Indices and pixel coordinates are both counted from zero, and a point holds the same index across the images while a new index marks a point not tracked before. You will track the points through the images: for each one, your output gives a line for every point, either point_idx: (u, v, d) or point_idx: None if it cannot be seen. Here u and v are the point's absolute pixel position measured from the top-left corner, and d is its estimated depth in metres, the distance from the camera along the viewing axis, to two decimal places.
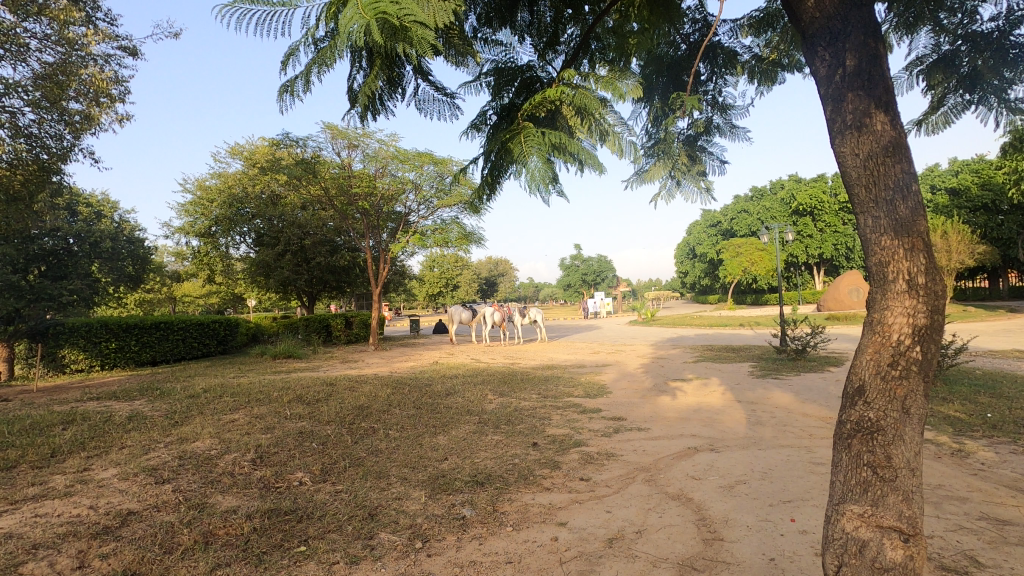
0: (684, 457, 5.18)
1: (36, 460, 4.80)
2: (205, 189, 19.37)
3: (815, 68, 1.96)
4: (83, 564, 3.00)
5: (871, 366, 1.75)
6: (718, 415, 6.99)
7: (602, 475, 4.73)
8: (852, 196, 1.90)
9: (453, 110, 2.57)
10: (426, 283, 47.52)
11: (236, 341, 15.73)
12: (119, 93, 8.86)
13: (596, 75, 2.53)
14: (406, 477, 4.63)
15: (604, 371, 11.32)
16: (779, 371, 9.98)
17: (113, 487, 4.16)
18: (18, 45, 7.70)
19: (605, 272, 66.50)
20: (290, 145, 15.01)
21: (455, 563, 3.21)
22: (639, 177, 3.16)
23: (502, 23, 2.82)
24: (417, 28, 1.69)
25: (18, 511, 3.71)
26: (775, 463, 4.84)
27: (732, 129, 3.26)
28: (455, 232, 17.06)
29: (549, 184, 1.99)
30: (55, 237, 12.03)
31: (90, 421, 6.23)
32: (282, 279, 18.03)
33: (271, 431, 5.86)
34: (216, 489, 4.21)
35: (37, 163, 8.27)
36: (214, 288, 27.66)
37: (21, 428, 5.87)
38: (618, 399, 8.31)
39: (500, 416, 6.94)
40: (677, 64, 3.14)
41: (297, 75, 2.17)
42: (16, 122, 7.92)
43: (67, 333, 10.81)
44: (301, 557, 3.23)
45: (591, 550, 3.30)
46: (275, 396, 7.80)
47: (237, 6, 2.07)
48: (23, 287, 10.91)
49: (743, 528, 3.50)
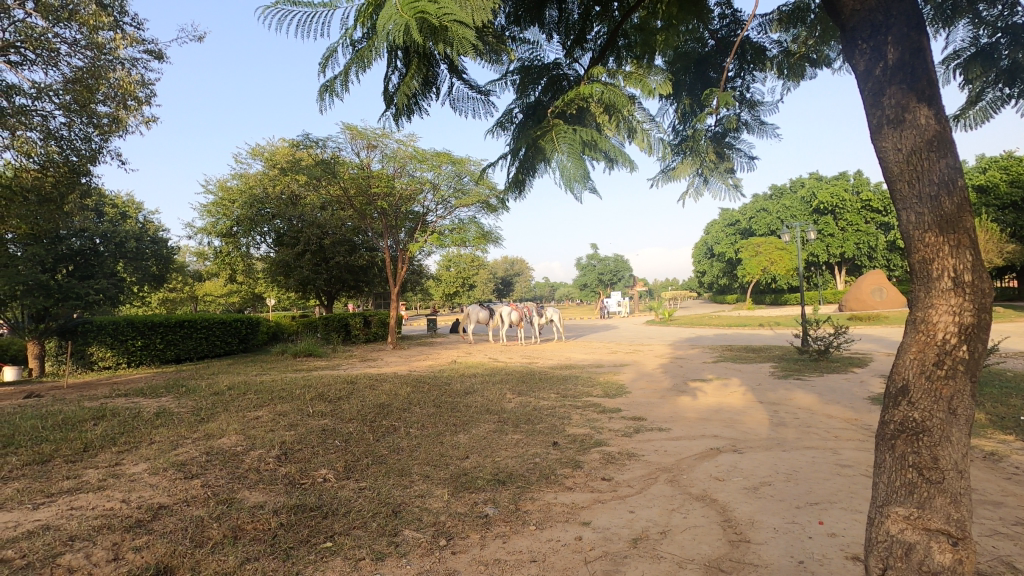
0: (707, 457, 5.13)
1: (69, 455, 4.91)
2: (227, 191, 19.78)
3: (854, 63, 1.93)
4: (117, 556, 3.07)
5: (915, 366, 1.72)
6: (740, 416, 6.90)
7: (624, 475, 4.70)
8: (893, 191, 1.86)
9: (485, 108, 2.57)
10: (443, 283, 47.54)
11: (257, 339, 15.91)
12: (145, 96, 9.05)
13: (624, 72, 2.52)
14: (428, 475, 4.65)
15: (623, 371, 11.26)
16: (801, 372, 9.84)
17: (144, 482, 4.25)
18: (49, 51, 7.88)
19: (622, 271, 66.35)
20: (310, 145, 15.24)
21: (479, 561, 3.22)
22: (666, 174, 3.13)
23: (530, 22, 2.80)
24: (457, 26, 1.69)
25: (55, 504, 3.80)
26: (800, 465, 4.77)
27: (760, 126, 3.20)
28: (473, 231, 17.16)
29: (582, 181, 1.98)
30: (83, 237, 12.20)
31: (120, 417, 6.37)
32: (301, 278, 18.15)
33: (294, 429, 5.93)
34: (243, 484, 4.27)
35: (67, 165, 8.49)
36: (235, 287, 28.09)
37: (54, 423, 6.01)
38: (638, 398, 8.27)
39: (519, 415, 6.95)
40: (704, 60, 3.10)
41: (336, 76, 2.18)
42: (47, 126, 8.12)
43: (95, 331, 11.10)
44: (327, 553, 3.27)
45: (616, 550, 3.28)
46: (297, 394, 7.88)
47: (279, 7, 2.08)
48: (51, 287, 10.96)
49: (769, 530, 3.45)
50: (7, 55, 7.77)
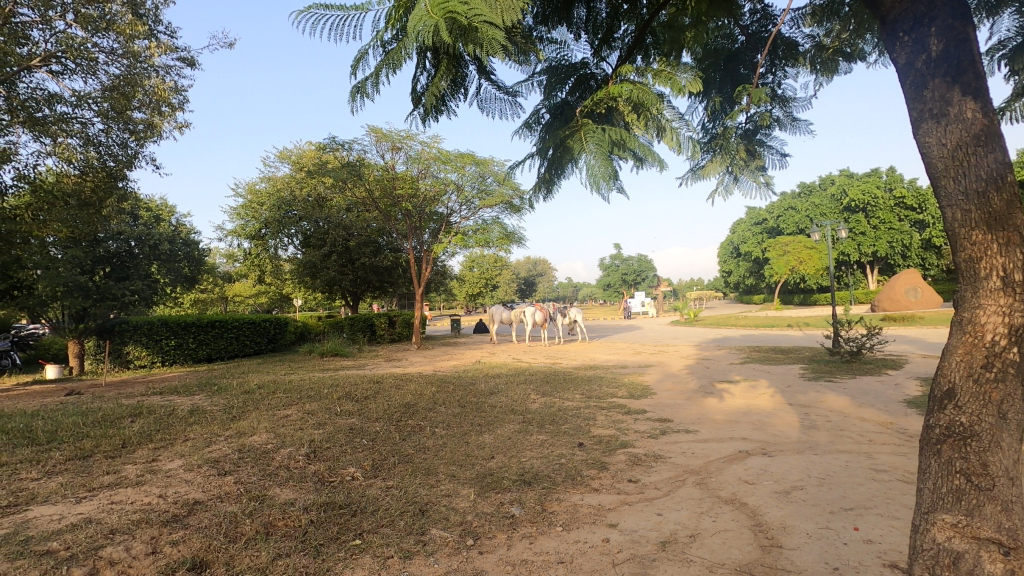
0: (735, 460, 5.05)
1: (109, 451, 5.08)
2: (256, 194, 20.22)
3: (895, 56, 1.88)
4: (155, 550, 3.15)
5: (962, 368, 1.66)
6: (769, 418, 6.77)
7: (651, 477, 4.66)
8: (937, 188, 1.80)
9: (513, 109, 2.57)
10: (466, 283, 47.72)
11: (285, 339, 16.20)
12: (179, 102, 9.28)
13: (653, 70, 2.49)
14: (454, 475, 4.68)
15: (647, 372, 11.14)
16: (832, 374, 9.62)
17: (179, 478, 4.37)
18: (88, 60, 8.18)
19: (646, 271, 65.83)
20: (336, 148, 15.50)
21: (506, 561, 3.22)
22: (694, 173, 3.09)
23: (558, 22, 2.77)
24: (487, 27, 1.69)
25: (96, 498, 3.94)
26: (833, 469, 4.65)
27: (793, 123, 3.13)
28: (497, 232, 17.21)
29: (610, 181, 1.96)
30: (119, 240, 12.35)
31: (155, 415, 6.56)
32: (328, 279, 18.40)
33: (322, 427, 6.03)
34: (274, 482, 4.35)
35: (105, 170, 8.80)
36: (263, 288, 28.60)
37: (95, 420, 6.23)
38: (664, 400, 8.19)
39: (544, 415, 6.95)
40: (734, 56, 3.05)
41: (367, 78, 2.19)
42: (86, 132, 8.41)
43: (131, 330, 11.52)
44: (356, 551, 3.31)
45: (644, 553, 3.25)
46: (325, 393, 8.01)
47: (312, 11, 2.11)
48: (90, 288, 11.28)
49: (802, 536, 3.37)
50: (49, 65, 8.06)
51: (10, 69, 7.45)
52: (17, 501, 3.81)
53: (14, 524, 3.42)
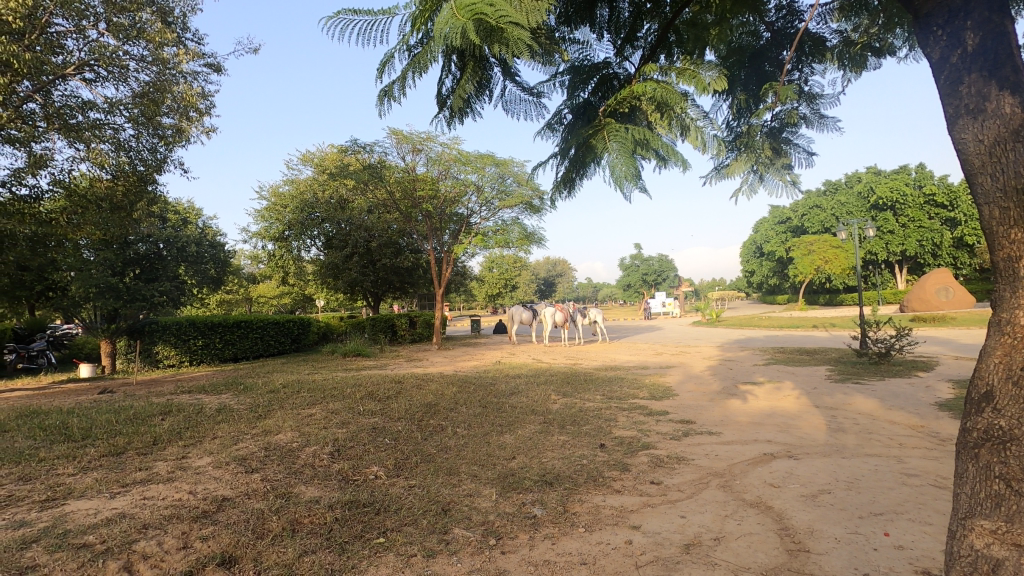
0: (760, 463, 4.98)
1: (141, 447, 5.22)
2: (280, 197, 20.60)
3: (930, 50, 1.84)
4: (186, 544, 3.24)
5: (1000, 370, 1.63)
6: (795, 421, 6.66)
7: (674, 479, 4.61)
8: (974, 184, 1.75)
9: (536, 110, 2.57)
10: (486, 284, 47.81)
11: (309, 339, 16.44)
12: (206, 107, 9.48)
13: (678, 69, 2.47)
14: (476, 475, 4.70)
15: (669, 373, 11.04)
16: (860, 376, 9.41)
17: (208, 475, 4.47)
18: (119, 68, 8.43)
19: (667, 272, 65.40)
20: (357, 151, 15.73)
21: (529, 562, 3.22)
22: (718, 172, 3.05)
23: (581, 22, 2.74)
24: (514, 28, 1.70)
25: (130, 493, 4.05)
26: (861, 473, 4.55)
27: (821, 120, 3.07)
28: (517, 232, 17.24)
29: (633, 180, 1.95)
30: (148, 243, 12.59)
31: (184, 413, 6.71)
32: (350, 280, 18.62)
33: (345, 426, 6.11)
34: (300, 480, 4.42)
35: (136, 174, 9.06)
36: (286, 290, 29.02)
37: (126, 417, 6.40)
38: (686, 401, 8.10)
39: (565, 416, 6.94)
40: (759, 53, 3.00)
41: (393, 81, 2.22)
42: (118, 138, 8.63)
43: (160, 331, 11.85)
44: (380, 549, 3.35)
45: (668, 555, 3.23)
46: (348, 392, 8.12)
47: (341, 17, 2.15)
48: (121, 289, 11.50)
49: (830, 540, 3.31)
50: (83, 73, 8.31)
51: (46, 78, 7.70)
52: (55, 496, 3.94)
53: (53, 518, 3.54)
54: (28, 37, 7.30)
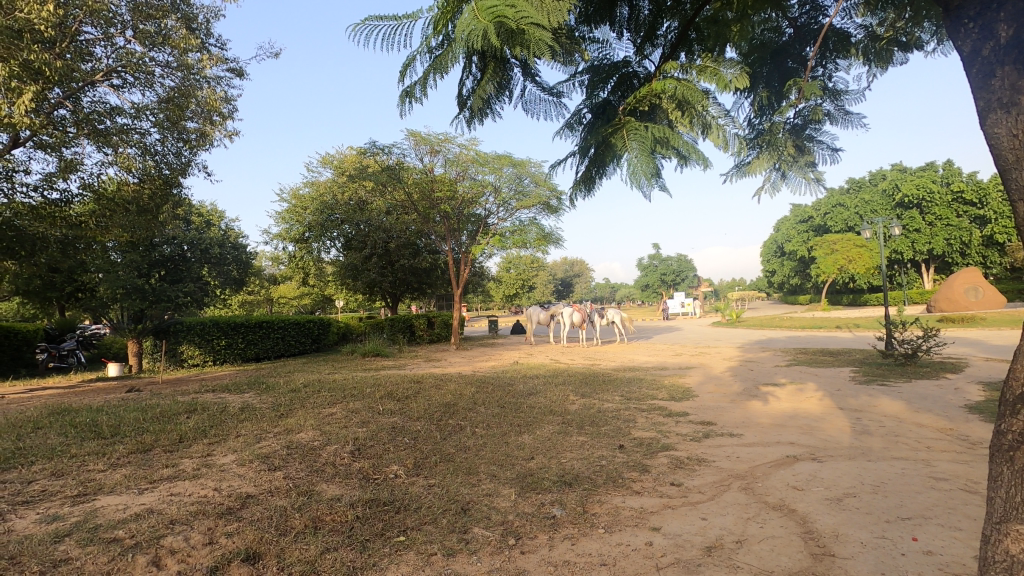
0: (783, 465, 4.91)
1: (168, 445, 5.33)
2: (300, 199, 20.92)
3: (960, 43, 1.80)
4: (212, 540, 3.30)
5: None
6: (818, 423, 6.55)
7: (694, 481, 4.57)
8: (1007, 180, 1.70)
9: (556, 110, 2.57)
10: (503, 285, 47.82)
11: (329, 339, 16.63)
12: (229, 111, 9.67)
13: (699, 66, 2.44)
14: (495, 474, 4.71)
15: (689, 374, 10.93)
16: (886, 377, 9.22)
17: (233, 472, 4.55)
18: (146, 74, 8.65)
19: (686, 272, 64.93)
20: (376, 152, 15.93)
21: (549, 562, 3.22)
22: (740, 170, 3.01)
23: (601, 21, 2.72)
24: (534, 29, 1.71)
25: (157, 489, 4.14)
26: (888, 477, 4.45)
27: (845, 116, 3.02)
28: (535, 232, 17.25)
29: (651, 178, 1.95)
30: (173, 245, 12.80)
31: (209, 411, 6.85)
32: (369, 281, 18.78)
33: (365, 425, 6.17)
34: (321, 477, 4.49)
35: (162, 178, 9.28)
36: (307, 291, 29.38)
37: (153, 415, 6.55)
38: (706, 402, 8.03)
39: (584, 417, 6.92)
40: (781, 50, 2.97)
41: (415, 83, 2.23)
42: (144, 142, 8.83)
43: (185, 331, 12.23)
44: (401, 547, 3.37)
45: (689, 557, 3.20)
46: (367, 392, 8.20)
47: (366, 23, 2.17)
48: (146, 289, 11.69)
49: (856, 544, 3.25)
50: (111, 79, 8.53)
51: (76, 84, 7.91)
52: (86, 491, 4.05)
53: (84, 513, 3.64)
54: (60, 45, 7.51)
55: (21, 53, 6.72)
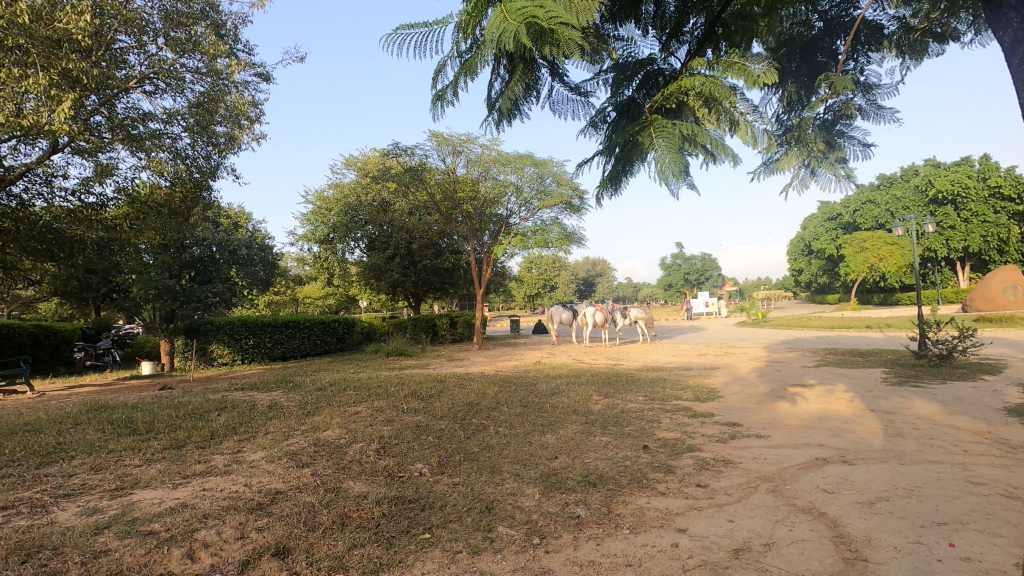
0: (812, 468, 4.81)
1: (200, 441, 5.47)
2: (324, 201, 21.25)
3: (1002, 35, 1.75)
4: (243, 534, 3.37)
5: None
6: (849, 425, 6.41)
7: (721, 483, 4.51)
8: None
9: (583, 109, 2.57)
10: (525, 285, 47.78)
11: (353, 339, 16.85)
12: (257, 115, 9.87)
13: (725, 62, 2.41)
14: (519, 473, 4.72)
15: (714, 374, 10.79)
16: (919, 378, 8.97)
17: (262, 468, 4.65)
18: (177, 80, 8.88)
19: (710, 271, 64.14)
20: (399, 154, 16.10)
21: (574, 561, 3.21)
22: (767, 167, 2.98)
23: (626, 19, 2.71)
24: (564, 28, 1.71)
25: (191, 484, 4.26)
26: (922, 481, 4.34)
27: (878, 111, 2.95)
28: (556, 232, 17.24)
29: (680, 175, 1.94)
30: (202, 246, 12.96)
31: (238, 409, 7.01)
32: (392, 281, 18.93)
33: (390, 424, 6.24)
34: (348, 475, 4.56)
35: (192, 181, 9.51)
36: (332, 291, 29.76)
37: (185, 412, 6.74)
38: (732, 403, 7.91)
39: (607, 417, 6.88)
40: (812, 44, 2.91)
41: (446, 87, 2.26)
42: (175, 147, 9.06)
43: (215, 330, 12.46)
44: (426, 544, 3.40)
45: (716, 559, 3.16)
46: (391, 391, 8.28)
47: (398, 32, 2.21)
48: (177, 291, 12.06)
49: (889, 549, 3.17)
50: (144, 86, 8.77)
51: (110, 91, 8.15)
52: (123, 485, 4.18)
53: (122, 506, 3.76)
54: (95, 54, 7.75)
55: (60, 61, 6.97)
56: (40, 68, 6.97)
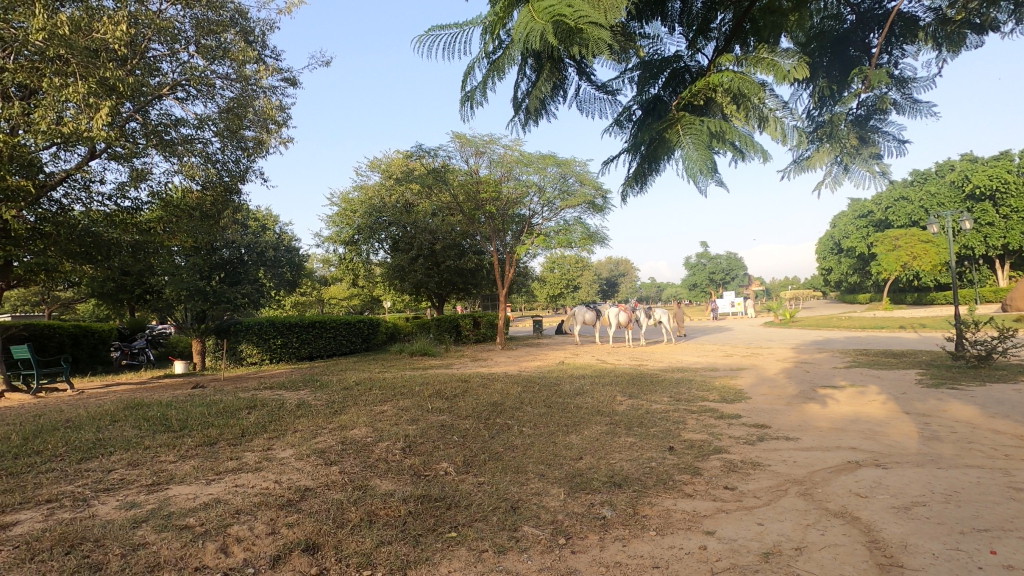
0: (845, 471, 4.70)
1: (231, 438, 5.61)
2: (349, 203, 21.54)
3: None
4: (274, 530, 3.45)
5: None
6: (882, 427, 6.24)
7: (749, 485, 4.44)
8: None
9: (609, 108, 2.57)
10: (548, 285, 47.59)
11: (378, 339, 17.04)
12: (284, 119, 10.07)
13: (754, 58, 2.38)
14: (544, 473, 4.72)
15: (741, 375, 10.62)
16: (956, 380, 8.68)
17: (292, 465, 4.74)
18: (208, 86, 9.13)
19: (736, 270, 63.21)
20: (422, 156, 16.25)
21: (600, 562, 3.20)
22: (797, 165, 2.91)
23: (652, 16, 2.68)
24: (593, 27, 1.72)
25: (223, 480, 4.36)
26: (961, 486, 4.20)
27: (913, 105, 2.86)
28: (579, 232, 17.19)
29: (708, 173, 1.92)
30: (232, 248, 13.24)
31: (267, 407, 7.16)
32: (415, 282, 19.06)
33: (416, 423, 6.29)
34: (375, 473, 4.61)
35: (223, 185, 9.78)
36: (356, 291, 30.10)
37: (217, 410, 6.92)
38: (760, 404, 7.77)
39: (632, 418, 6.84)
40: (843, 38, 2.83)
41: (475, 88, 2.28)
42: (206, 151, 9.29)
43: (244, 330, 12.88)
44: (452, 542, 3.43)
45: (746, 563, 3.12)
46: (416, 390, 8.37)
47: (428, 33, 2.23)
48: (208, 292, 12.34)
49: (927, 556, 3.09)
50: (176, 92, 9.01)
51: (144, 98, 8.39)
52: (159, 481, 4.31)
53: (159, 501, 3.88)
54: (130, 62, 7.99)
55: (97, 70, 7.20)
56: (79, 77, 7.22)
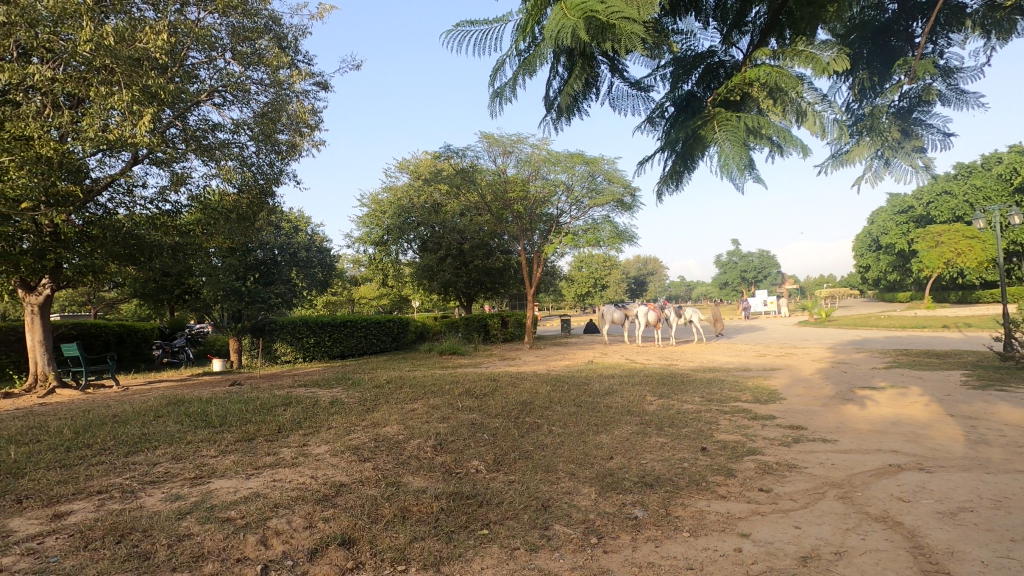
0: (886, 475, 4.56)
1: (269, 434, 5.77)
2: (379, 204, 21.81)
3: None
4: (311, 524, 3.53)
5: None
6: (925, 430, 6.03)
7: (785, 487, 4.35)
8: None
9: (643, 106, 2.55)
10: (575, 284, 47.37)
11: (407, 338, 17.25)
12: (316, 122, 10.29)
13: (792, 52, 2.34)
14: (574, 473, 4.72)
15: (775, 375, 10.39)
16: (1005, 381, 8.32)
17: (327, 461, 4.85)
18: (243, 91, 9.37)
19: (769, 268, 61.80)
20: (450, 156, 16.40)
21: (633, 563, 3.18)
22: (836, 159, 2.85)
23: (686, 12, 2.65)
24: (626, 22, 1.71)
25: (262, 475, 4.49)
26: (1011, 492, 4.03)
27: (960, 96, 2.77)
28: (607, 231, 17.07)
29: (743, 169, 1.91)
30: (266, 250, 13.58)
31: (302, 405, 7.33)
32: (444, 282, 19.21)
33: (446, 421, 6.36)
34: (407, 470, 4.68)
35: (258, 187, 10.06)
36: (385, 291, 30.52)
37: (255, 407, 7.11)
38: (796, 405, 7.60)
39: (663, 418, 6.77)
40: (885, 28, 2.75)
41: (505, 84, 2.29)
42: (242, 155, 9.55)
43: (279, 329, 13.21)
44: (485, 540, 3.46)
45: (782, 566, 3.06)
46: (446, 389, 8.44)
47: (458, 29, 2.25)
48: (243, 292, 12.60)
49: (975, 563, 2.98)
50: (213, 98, 9.28)
51: (184, 105, 8.67)
52: (201, 474, 4.46)
53: (202, 494, 4.02)
54: (170, 70, 8.27)
55: (140, 79, 7.49)
56: (123, 86, 7.51)
